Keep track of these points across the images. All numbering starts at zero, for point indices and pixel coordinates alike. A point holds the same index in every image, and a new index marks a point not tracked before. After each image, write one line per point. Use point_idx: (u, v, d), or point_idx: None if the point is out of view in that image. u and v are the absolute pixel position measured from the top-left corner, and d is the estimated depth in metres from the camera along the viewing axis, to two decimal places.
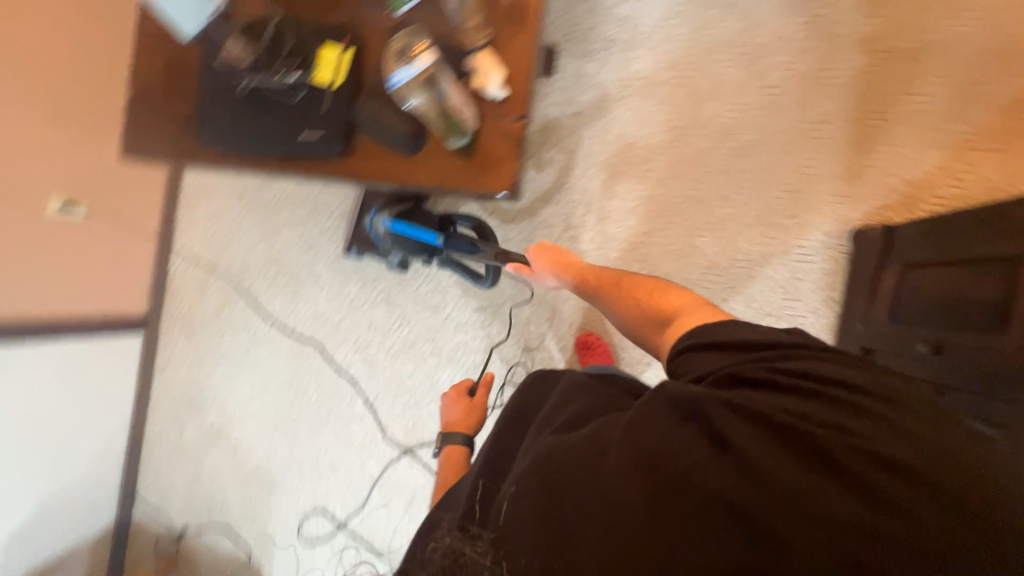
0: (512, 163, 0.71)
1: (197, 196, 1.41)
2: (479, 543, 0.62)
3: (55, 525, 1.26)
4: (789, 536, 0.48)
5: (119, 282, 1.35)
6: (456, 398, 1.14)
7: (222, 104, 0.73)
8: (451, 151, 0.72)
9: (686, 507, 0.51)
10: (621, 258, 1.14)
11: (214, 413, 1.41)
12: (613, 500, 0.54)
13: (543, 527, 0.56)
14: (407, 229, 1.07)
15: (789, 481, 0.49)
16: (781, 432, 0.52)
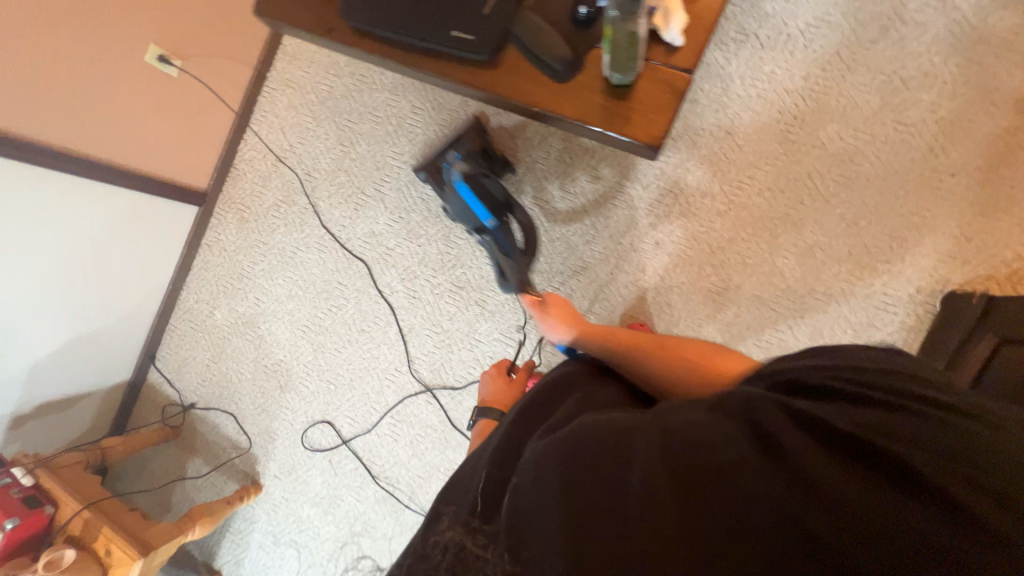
0: (668, 116, 0.60)
1: (282, 87, 1.39)
2: (481, 534, 0.54)
3: (76, 365, 1.30)
4: (834, 540, 0.45)
5: (190, 151, 1.34)
6: (496, 374, 1.12)
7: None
8: (602, 88, 0.62)
9: (717, 490, 0.49)
10: (695, 258, 1.11)
11: (248, 303, 1.42)
12: (638, 481, 0.50)
13: (559, 513, 0.50)
14: (471, 195, 1.07)
15: (830, 481, 0.47)
16: (817, 433, 0.50)
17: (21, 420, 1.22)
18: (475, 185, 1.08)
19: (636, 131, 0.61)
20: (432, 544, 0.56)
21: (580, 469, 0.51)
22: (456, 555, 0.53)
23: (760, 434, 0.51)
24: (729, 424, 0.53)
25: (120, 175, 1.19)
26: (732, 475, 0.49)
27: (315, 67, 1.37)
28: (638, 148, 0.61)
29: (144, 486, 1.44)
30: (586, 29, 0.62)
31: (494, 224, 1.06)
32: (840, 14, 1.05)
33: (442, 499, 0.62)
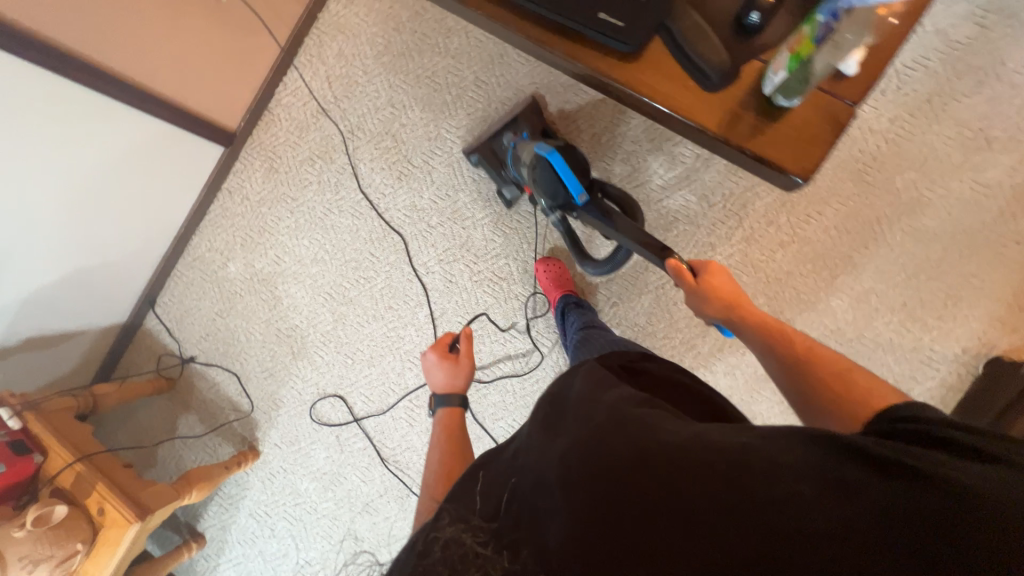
0: (825, 147, 0.57)
1: (333, 33, 1.28)
2: (482, 532, 0.51)
3: (71, 302, 1.18)
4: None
5: (225, 86, 1.22)
6: (440, 357, 1.00)
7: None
8: (758, 107, 0.58)
9: (727, 508, 0.47)
10: (751, 287, 1.09)
11: (267, 261, 1.32)
12: (647, 486, 0.49)
13: (566, 513, 0.49)
14: (561, 166, 0.94)
15: (842, 513, 0.45)
16: (843, 467, 0.47)
17: (6, 352, 1.10)
18: (564, 155, 0.96)
19: (787, 155, 0.58)
20: (433, 540, 0.51)
21: (589, 472, 0.50)
22: (457, 551, 0.50)
23: (784, 460, 0.48)
24: (749, 443, 0.50)
25: (149, 102, 1.06)
26: (742, 495, 0.47)
27: (373, 17, 1.26)
28: (788, 175, 0.58)
29: (128, 435, 1.35)
30: (753, 39, 0.58)
31: (587, 197, 0.94)
32: (939, 60, 1.02)
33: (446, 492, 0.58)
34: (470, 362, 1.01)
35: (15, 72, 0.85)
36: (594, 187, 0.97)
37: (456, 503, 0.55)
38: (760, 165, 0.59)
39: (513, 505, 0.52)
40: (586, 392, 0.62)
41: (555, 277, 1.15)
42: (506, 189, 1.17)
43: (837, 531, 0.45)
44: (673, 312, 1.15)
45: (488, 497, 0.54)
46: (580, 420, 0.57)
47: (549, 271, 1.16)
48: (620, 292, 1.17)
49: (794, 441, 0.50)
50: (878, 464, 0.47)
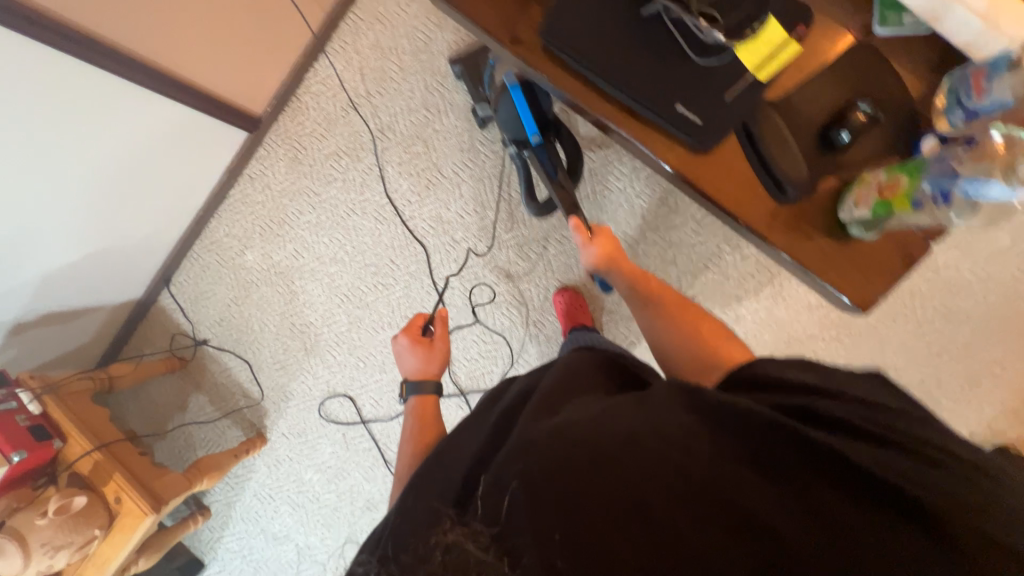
0: (889, 279, 0.56)
1: (370, 21, 1.21)
2: (483, 537, 0.47)
3: (87, 281, 1.17)
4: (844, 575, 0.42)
5: (252, 71, 1.16)
6: (412, 342, 1.01)
7: (609, 11, 0.54)
8: (828, 227, 0.56)
9: (686, 497, 0.45)
10: (771, 344, 1.08)
11: (285, 254, 1.30)
12: (610, 469, 0.47)
13: (537, 502, 0.46)
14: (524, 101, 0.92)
15: (775, 502, 0.45)
16: (782, 458, 0.47)
17: (25, 327, 1.11)
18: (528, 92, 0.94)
19: (852, 283, 0.56)
20: (433, 546, 0.48)
21: (551, 461, 0.48)
22: (458, 558, 0.46)
23: (731, 457, 0.47)
24: (695, 431, 0.49)
25: (174, 88, 1.01)
26: (694, 483, 0.46)
27: (414, 9, 1.20)
28: (850, 305, 0.57)
29: (139, 410, 1.38)
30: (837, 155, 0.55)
31: (541, 139, 0.95)
32: None
33: (432, 500, 0.54)
34: (444, 344, 1.03)
35: (40, 60, 0.80)
36: (548, 129, 0.98)
37: (448, 507, 0.52)
38: (825, 288, 0.57)
39: (510, 503, 0.47)
40: (549, 390, 0.60)
41: (570, 307, 1.14)
42: (480, 108, 1.12)
43: (781, 527, 0.43)
44: None
45: (481, 498, 0.50)
46: (538, 415, 0.56)
47: (565, 301, 1.15)
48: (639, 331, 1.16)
49: (725, 432, 0.49)
50: (810, 455, 0.46)
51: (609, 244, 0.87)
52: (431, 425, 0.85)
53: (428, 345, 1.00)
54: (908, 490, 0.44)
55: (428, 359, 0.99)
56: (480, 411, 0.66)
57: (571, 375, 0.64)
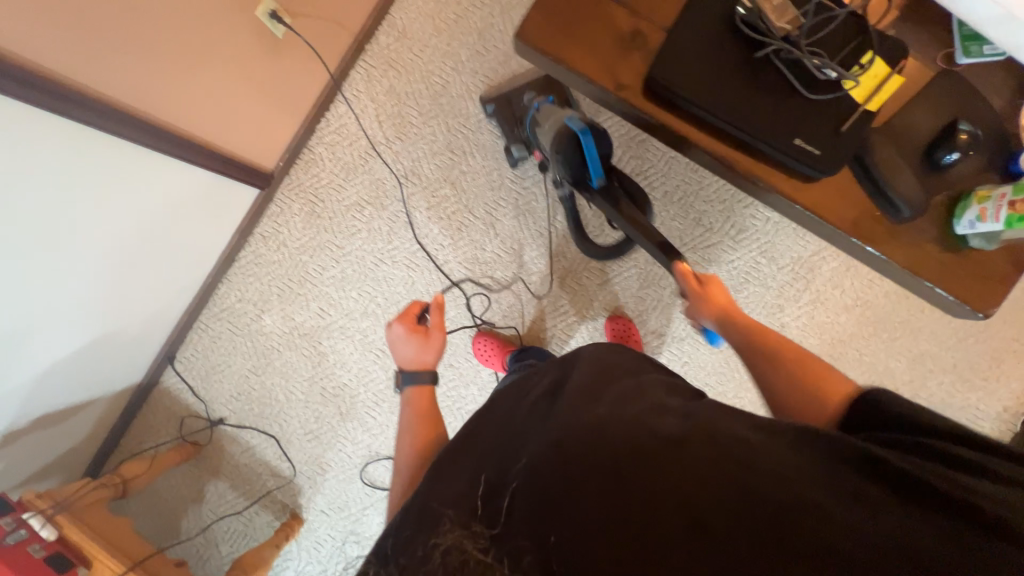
0: (1000, 283, 0.60)
1: (384, 68, 1.20)
2: (483, 538, 0.48)
3: (86, 371, 1.03)
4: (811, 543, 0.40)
5: (266, 126, 1.10)
6: (409, 330, 0.91)
7: (719, 53, 0.55)
8: (938, 242, 0.60)
9: (726, 512, 0.42)
10: (817, 347, 1.13)
11: (309, 313, 1.21)
12: (620, 481, 0.45)
13: (538, 511, 0.46)
14: (587, 144, 0.87)
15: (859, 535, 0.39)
16: (848, 476, 0.42)
17: (16, 435, 0.95)
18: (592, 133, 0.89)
19: (967, 291, 0.60)
20: (432, 546, 0.48)
21: (557, 471, 0.47)
22: (457, 558, 0.47)
23: (784, 458, 0.44)
24: (749, 439, 0.46)
25: (191, 150, 0.93)
26: (735, 505, 0.42)
27: (429, 55, 1.19)
28: (967, 312, 0.61)
29: (148, 509, 1.21)
30: (942, 172, 0.60)
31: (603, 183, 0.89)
32: None
33: (430, 494, 0.53)
34: (442, 336, 0.91)
35: (41, 128, 0.71)
36: (613, 175, 0.92)
37: (445, 506, 0.51)
38: (943, 298, 0.61)
39: (510, 508, 0.48)
40: (581, 387, 0.56)
41: (622, 335, 1.13)
42: (515, 148, 1.14)
43: (865, 564, 0.38)
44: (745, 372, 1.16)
45: (485, 496, 0.50)
46: (549, 417, 0.54)
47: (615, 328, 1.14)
48: (693, 352, 1.17)
49: (791, 443, 0.46)
50: (881, 476, 0.42)
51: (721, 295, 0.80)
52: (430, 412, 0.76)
53: (425, 335, 0.90)
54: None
55: (422, 352, 0.88)
56: (502, 400, 0.62)
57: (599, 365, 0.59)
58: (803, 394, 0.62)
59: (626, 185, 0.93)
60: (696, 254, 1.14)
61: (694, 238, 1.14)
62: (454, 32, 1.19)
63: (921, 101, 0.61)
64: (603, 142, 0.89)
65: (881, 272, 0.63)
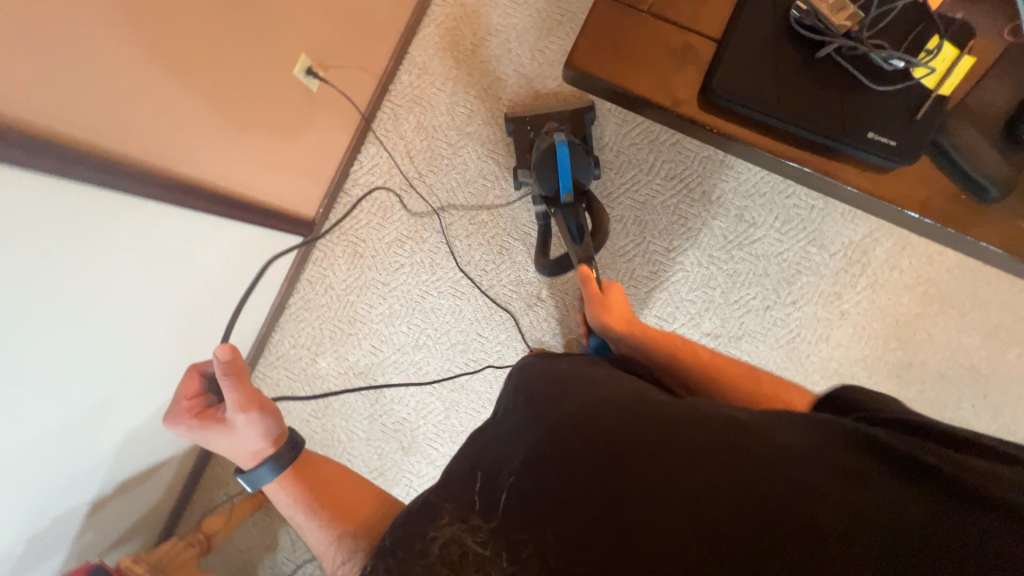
0: None
1: (409, 105, 1.23)
2: (481, 531, 0.47)
3: (159, 433, 1.05)
4: (812, 525, 0.42)
5: (307, 175, 1.13)
6: (211, 425, 0.80)
7: (776, 57, 0.55)
8: None
9: (730, 498, 0.44)
10: (882, 331, 1.09)
11: (361, 352, 1.23)
12: (615, 469, 0.47)
13: (540, 500, 0.47)
14: (564, 161, 0.98)
15: (842, 505, 0.43)
16: (836, 453, 0.46)
17: (102, 503, 0.97)
18: (571, 153, 1.00)
19: None
20: (430, 540, 0.48)
21: (557, 458, 0.49)
22: (456, 552, 0.47)
23: (784, 443, 0.47)
24: (744, 424, 0.50)
25: (245, 210, 0.96)
26: (731, 488, 0.45)
27: (451, 87, 1.22)
28: None
29: (225, 562, 1.23)
30: None
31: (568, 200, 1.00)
32: None
33: (433, 489, 0.53)
34: (247, 409, 0.79)
35: (116, 212, 0.74)
36: (581, 197, 1.04)
37: (446, 500, 0.51)
38: None
39: (508, 498, 0.48)
40: (576, 387, 0.59)
41: None
42: (521, 173, 1.09)
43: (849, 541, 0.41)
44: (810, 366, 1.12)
45: (483, 487, 0.50)
46: (546, 414, 0.54)
47: None
48: (758, 351, 1.13)
49: (784, 426, 0.49)
50: (862, 448, 0.46)
51: (619, 304, 0.88)
52: (347, 495, 0.71)
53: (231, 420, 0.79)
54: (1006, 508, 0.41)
55: (243, 438, 0.79)
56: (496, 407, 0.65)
57: (583, 368, 0.65)
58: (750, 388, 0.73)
59: (593, 204, 1.04)
60: (740, 250, 1.13)
61: (739, 234, 1.13)
62: (474, 62, 1.22)
63: (989, 79, 0.60)
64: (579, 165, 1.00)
65: (969, 254, 0.62)
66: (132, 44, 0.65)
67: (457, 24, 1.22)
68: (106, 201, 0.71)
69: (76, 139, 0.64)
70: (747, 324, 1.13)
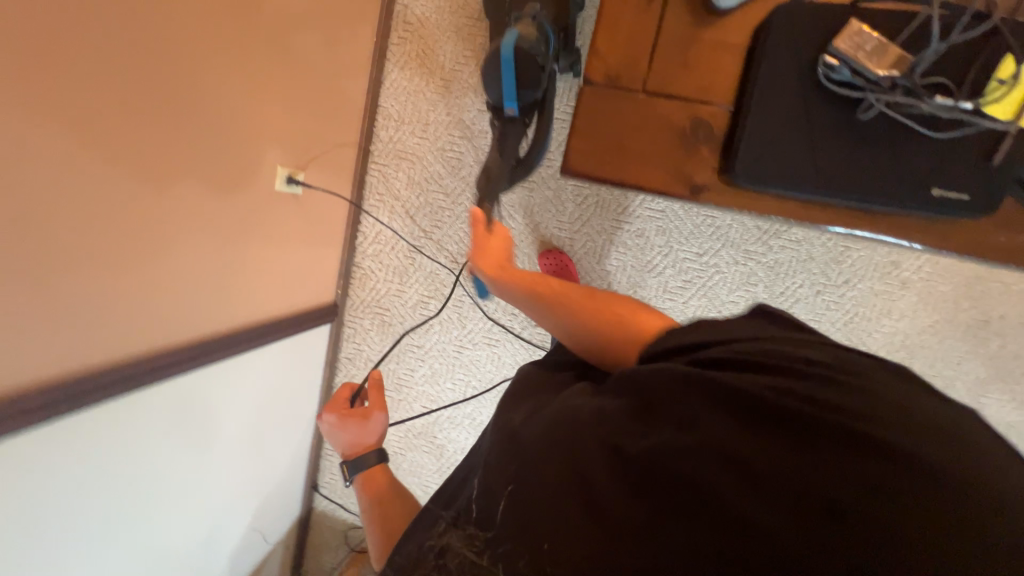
0: None
1: (395, 163, 1.16)
2: (479, 541, 0.48)
3: (258, 536, 1.15)
4: (749, 519, 0.38)
5: (316, 268, 1.12)
6: (340, 417, 0.84)
7: (828, 133, 0.54)
8: None
9: (667, 501, 0.40)
10: (952, 292, 1.01)
11: (416, 415, 1.26)
12: (573, 481, 0.44)
13: (514, 513, 0.46)
14: (510, 70, 0.82)
15: (733, 487, 0.39)
16: (678, 403, 0.43)
17: None
18: (524, 58, 0.82)
19: None
20: (429, 548, 0.51)
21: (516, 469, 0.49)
22: (450, 559, 0.49)
23: (718, 425, 0.41)
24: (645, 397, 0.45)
25: (268, 335, 0.96)
26: (670, 490, 0.40)
27: (433, 131, 1.14)
28: None
29: None
30: None
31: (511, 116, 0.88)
32: None
33: (438, 501, 0.58)
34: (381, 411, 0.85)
35: (150, 399, 0.75)
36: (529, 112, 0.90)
37: (444, 510, 0.55)
38: None
39: (504, 513, 0.47)
40: (510, 398, 0.62)
41: None
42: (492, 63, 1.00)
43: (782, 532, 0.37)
44: (877, 343, 1.04)
45: (479, 505, 0.51)
46: (505, 429, 0.55)
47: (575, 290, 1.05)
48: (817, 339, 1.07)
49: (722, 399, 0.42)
50: (715, 394, 0.42)
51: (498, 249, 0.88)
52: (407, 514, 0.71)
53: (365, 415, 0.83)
54: (853, 425, 0.38)
55: (365, 433, 0.82)
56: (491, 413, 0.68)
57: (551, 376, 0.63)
58: (603, 323, 0.63)
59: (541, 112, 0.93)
60: (779, 238, 1.04)
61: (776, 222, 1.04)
62: (449, 99, 1.12)
63: None
64: (530, 74, 0.83)
65: None
66: (111, 254, 0.64)
67: (421, 62, 1.12)
68: (141, 395, 0.73)
69: (79, 364, 0.64)
70: (800, 315, 1.06)
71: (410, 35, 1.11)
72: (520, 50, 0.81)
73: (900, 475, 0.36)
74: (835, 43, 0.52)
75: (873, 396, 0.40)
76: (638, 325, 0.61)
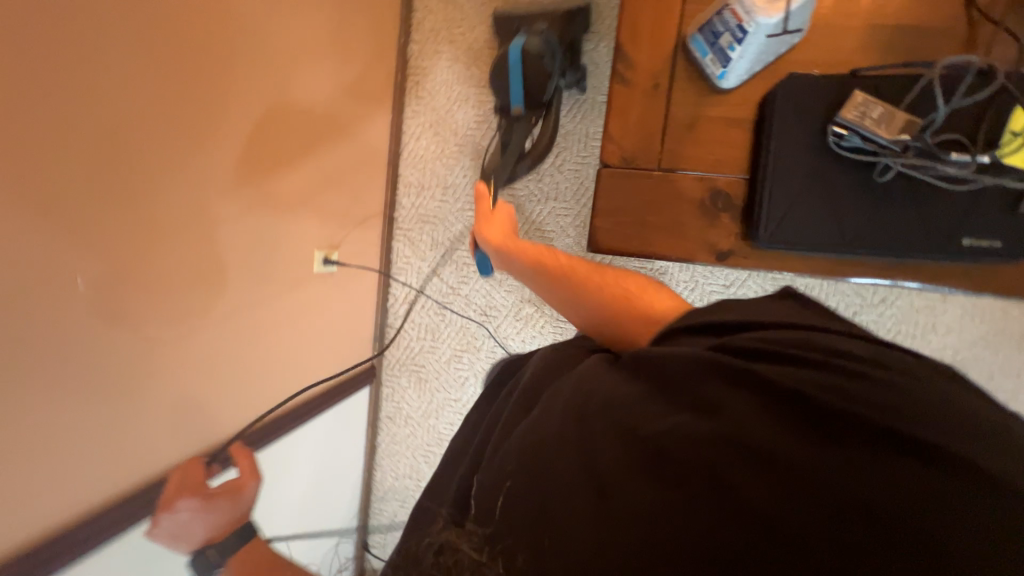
0: None
1: (417, 227, 1.22)
2: (477, 536, 0.45)
3: None
4: (781, 512, 0.35)
5: (352, 336, 1.17)
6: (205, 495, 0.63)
7: (849, 196, 0.60)
8: None
9: (694, 493, 0.37)
10: (996, 302, 0.97)
11: None
12: (591, 477, 0.41)
13: (525, 508, 0.43)
14: (517, 68, 0.90)
15: (768, 481, 0.36)
16: (699, 386, 0.41)
17: None
18: (529, 58, 0.89)
19: None
20: (426, 547, 0.49)
21: (531, 467, 0.45)
22: (449, 558, 0.45)
23: (752, 416, 0.39)
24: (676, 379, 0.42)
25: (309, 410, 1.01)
26: (699, 487, 0.37)
27: (452, 194, 1.19)
28: None
29: None
30: None
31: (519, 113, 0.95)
32: None
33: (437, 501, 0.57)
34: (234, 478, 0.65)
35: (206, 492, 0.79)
36: (535, 110, 0.96)
37: (445, 509, 0.53)
38: None
39: (505, 505, 0.45)
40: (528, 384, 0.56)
41: None
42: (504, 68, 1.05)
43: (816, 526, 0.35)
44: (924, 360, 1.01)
45: (482, 504, 0.47)
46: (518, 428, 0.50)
47: None
48: None
49: (754, 391, 0.40)
50: (743, 381, 0.40)
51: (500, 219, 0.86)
52: None
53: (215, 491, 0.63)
54: (864, 412, 0.37)
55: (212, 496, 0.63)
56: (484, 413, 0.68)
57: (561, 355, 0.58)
58: (620, 302, 0.63)
59: (546, 117, 0.99)
60: None
61: None
62: (464, 163, 1.18)
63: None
64: (535, 73, 0.91)
65: None
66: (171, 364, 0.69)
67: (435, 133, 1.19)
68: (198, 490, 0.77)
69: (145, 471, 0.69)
70: None
71: (424, 109, 1.19)
72: (526, 52, 0.89)
73: (916, 467, 0.36)
74: (843, 115, 0.58)
75: (899, 387, 0.39)
76: (648, 302, 0.62)
